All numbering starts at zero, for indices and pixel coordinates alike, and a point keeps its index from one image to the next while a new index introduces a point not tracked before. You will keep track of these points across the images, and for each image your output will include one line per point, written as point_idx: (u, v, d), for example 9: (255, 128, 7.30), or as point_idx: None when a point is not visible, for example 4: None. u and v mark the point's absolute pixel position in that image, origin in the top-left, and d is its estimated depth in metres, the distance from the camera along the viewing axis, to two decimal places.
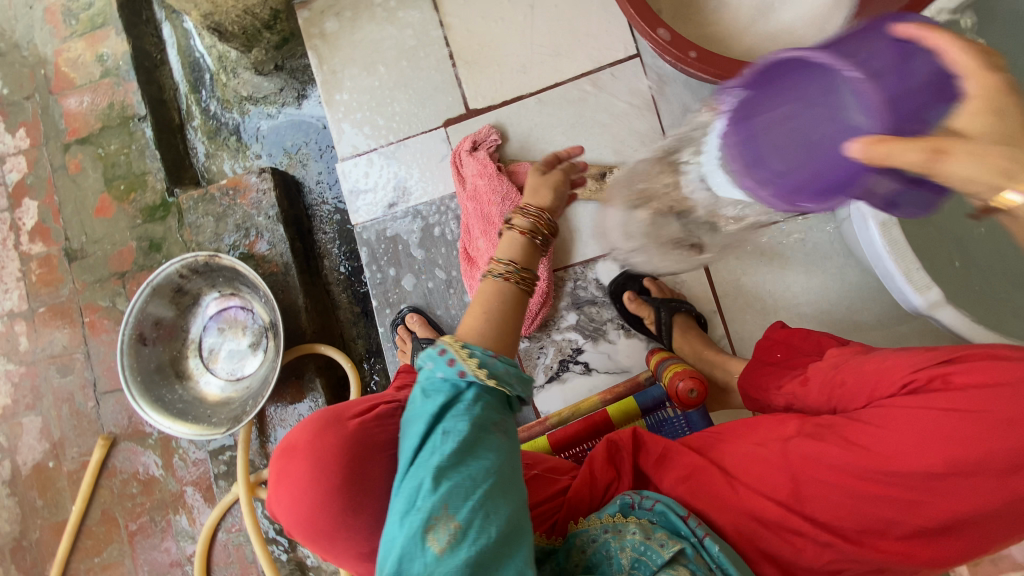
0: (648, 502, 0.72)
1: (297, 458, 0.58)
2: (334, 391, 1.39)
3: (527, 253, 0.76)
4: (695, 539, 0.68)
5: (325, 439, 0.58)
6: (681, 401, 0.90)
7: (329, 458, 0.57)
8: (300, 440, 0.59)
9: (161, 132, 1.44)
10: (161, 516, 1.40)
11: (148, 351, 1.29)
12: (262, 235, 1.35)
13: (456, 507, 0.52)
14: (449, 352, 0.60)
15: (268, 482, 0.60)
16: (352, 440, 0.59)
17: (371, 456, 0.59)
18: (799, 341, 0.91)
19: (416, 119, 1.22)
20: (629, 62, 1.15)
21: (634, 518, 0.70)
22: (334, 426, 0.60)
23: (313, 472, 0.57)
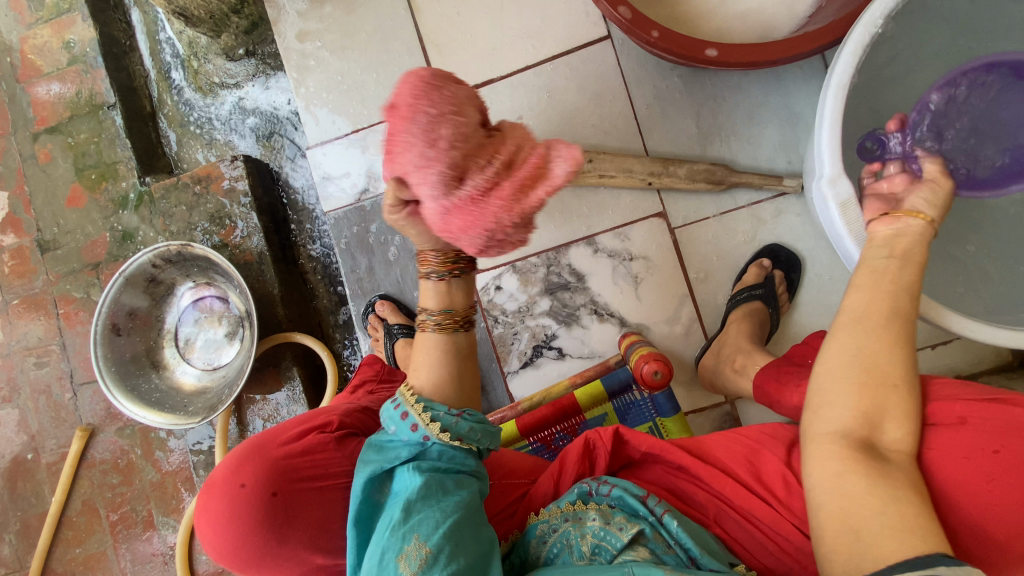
0: (604, 489, 0.78)
1: (218, 494, 0.68)
2: (313, 381, 1.39)
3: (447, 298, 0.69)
4: (653, 518, 0.74)
5: (241, 477, 0.67)
6: (646, 383, 0.90)
7: (250, 493, 0.66)
8: (223, 475, 0.69)
9: (131, 120, 1.42)
10: (142, 506, 1.41)
11: (122, 342, 1.29)
12: (236, 224, 1.34)
13: (424, 534, 0.59)
14: (404, 408, 0.66)
15: (199, 513, 0.69)
16: (269, 469, 0.68)
17: (290, 490, 0.67)
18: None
19: (386, 104, 1.21)
20: (600, 44, 1.14)
21: (593, 505, 0.75)
22: (256, 457, 0.69)
23: (234, 503, 0.66)
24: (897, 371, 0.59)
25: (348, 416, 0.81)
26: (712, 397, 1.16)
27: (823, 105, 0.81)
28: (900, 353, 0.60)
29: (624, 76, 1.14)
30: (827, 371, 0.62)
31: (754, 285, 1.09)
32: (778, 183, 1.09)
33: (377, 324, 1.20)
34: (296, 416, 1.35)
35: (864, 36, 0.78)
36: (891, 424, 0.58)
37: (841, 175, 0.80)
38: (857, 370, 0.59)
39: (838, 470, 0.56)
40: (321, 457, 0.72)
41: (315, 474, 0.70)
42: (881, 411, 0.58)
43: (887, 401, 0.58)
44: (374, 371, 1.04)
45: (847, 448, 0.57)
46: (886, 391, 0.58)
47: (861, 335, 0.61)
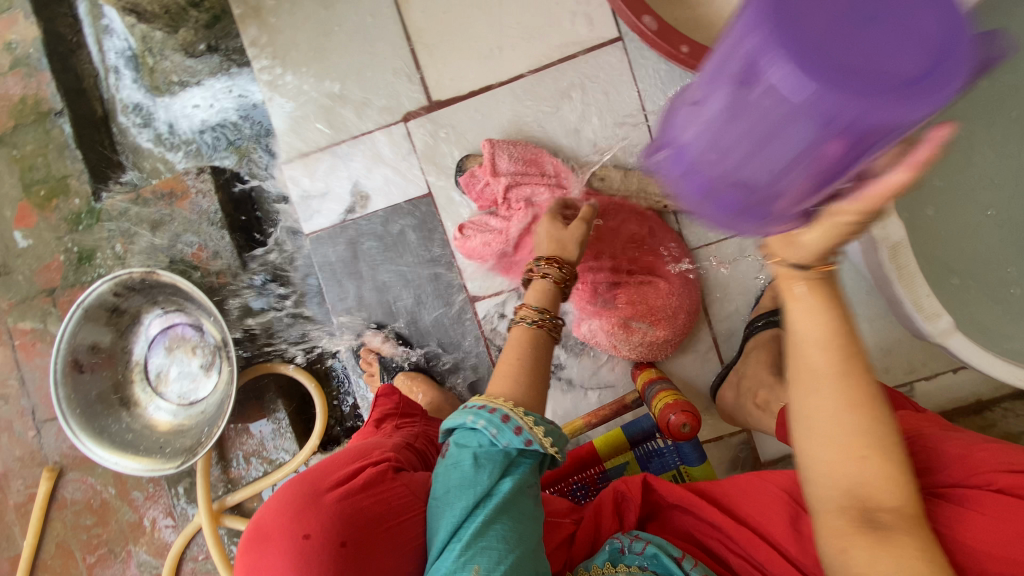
0: (637, 547, 0.72)
1: (272, 549, 0.57)
2: (300, 411, 1.30)
3: (549, 301, 0.80)
4: None
5: (304, 525, 0.57)
6: (672, 434, 0.82)
7: (319, 544, 0.56)
8: (275, 525, 0.58)
9: (82, 127, 1.26)
10: (120, 548, 1.32)
11: (86, 379, 1.17)
12: (206, 244, 1.22)
13: (484, 563, 0.59)
14: (510, 417, 0.66)
15: (246, 568, 0.58)
16: (338, 510, 0.59)
17: (361, 536, 0.59)
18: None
19: (371, 113, 1.08)
20: (610, 46, 1.02)
21: (624, 567, 0.70)
22: (315, 504, 0.59)
23: (300, 561, 0.56)
24: (866, 441, 0.50)
25: (398, 453, 0.75)
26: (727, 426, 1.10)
27: None
28: (857, 414, 0.50)
29: (637, 83, 1.02)
30: (796, 444, 0.54)
31: (775, 311, 1.02)
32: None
33: (371, 358, 1.11)
34: (282, 450, 1.26)
35: None
36: (883, 491, 0.50)
37: (890, 214, 0.71)
38: (827, 445, 0.51)
39: (842, 546, 0.50)
40: (382, 493, 0.65)
41: (381, 514, 0.62)
42: (863, 487, 0.50)
43: (862, 472, 0.50)
44: (392, 405, 0.90)
45: (849, 522, 0.50)
46: (853, 464, 0.50)
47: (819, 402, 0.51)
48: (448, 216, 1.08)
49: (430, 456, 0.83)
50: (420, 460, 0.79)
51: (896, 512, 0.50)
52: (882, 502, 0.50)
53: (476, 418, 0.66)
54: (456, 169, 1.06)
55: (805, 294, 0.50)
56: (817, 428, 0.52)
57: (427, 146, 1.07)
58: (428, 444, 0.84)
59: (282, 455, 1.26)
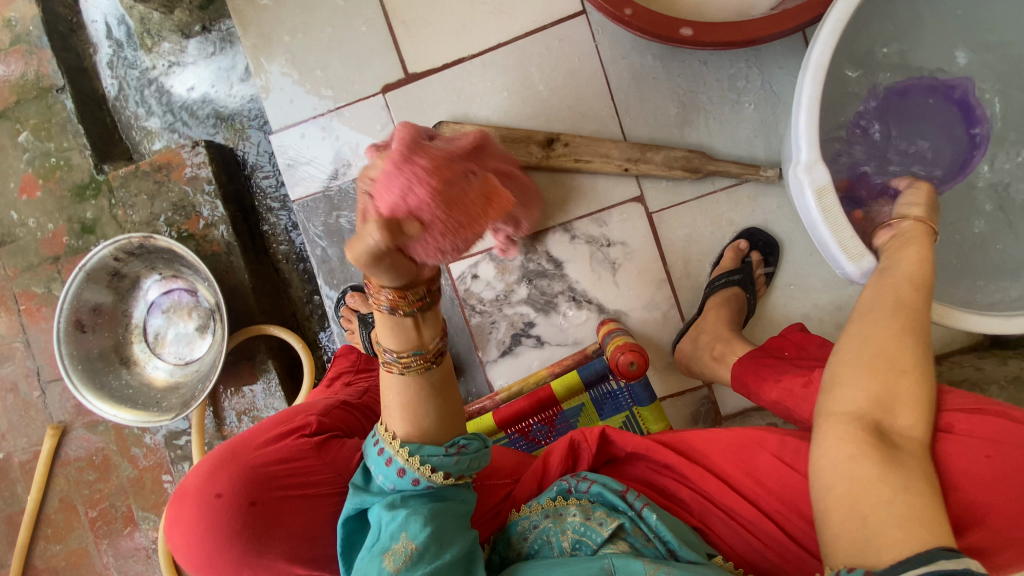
0: (584, 485, 0.78)
1: (192, 505, 0.66)
2: (289, 373, 1.37)
3: (411, 337, 0.57)
4: (633, 512, 0.74)
5: (215, 486, 0.65)
6: (622, 373, 0.88)
7: (227, 504, 0.64)
8: (196, 484, 0.67)
9: (83, 103, 1.34)
10: (120, 502, 1.39)
11: (88, 339, 1.25)
12: (201, 213, 1.29)
13: (414, 531, 0.58)
14: (387, 452, 0.61)
15: (176, 521, 0.67)
16: (249, 470, 0.66)
17: (269, 499, 0.65)
18: (814, 347, 0.88)
19: (352, 85, 1.15)
20: (574, 20, 1.09)
21: (574, 500, 0.76)
22: (229, 465, 0.67)
23: (210, 514, 0.64)
24: (909, 358, 0.60)
25: (328, 416, 0.78)
26: (690, 381, 1.16)
27: (801, 85, 0.78)
28: (907, 339, 0.61)
29: (600, 54, 1.09)
30: (839, 360, 0.64)
31: (732, 270, 1.08)
32: (756, 173, 1.06)
33: (350, 316, 1.15)
34: (273, 409, 1.34)
35: (845, 13, 0.75)
36: (903, 412, 0.58)
37: (818, 161, 0.77)
38: (868, 357, 0.61)
39: (851, 453, 0.56)
40: (298, 465, 0.69)
41: (292, 483, 0.67)
42: (893, 397, 0.58)
43: (896, 388, 0.59)
44: (350, 362, 1.01)
45: (861, 431, 0.57)
46: (894, 376, 0.59)
47: (873, 320, 0.64)
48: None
49: (375, 414, 0.88)
50: (359, 420, 0.83)
51: (907, 434, 0.57)
52: (896, 423, 0.58)
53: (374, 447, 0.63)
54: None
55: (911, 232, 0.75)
56: (869, 344, 0.62)
57: (406, 115, 1.14)
58: (371, 401, 0.90)
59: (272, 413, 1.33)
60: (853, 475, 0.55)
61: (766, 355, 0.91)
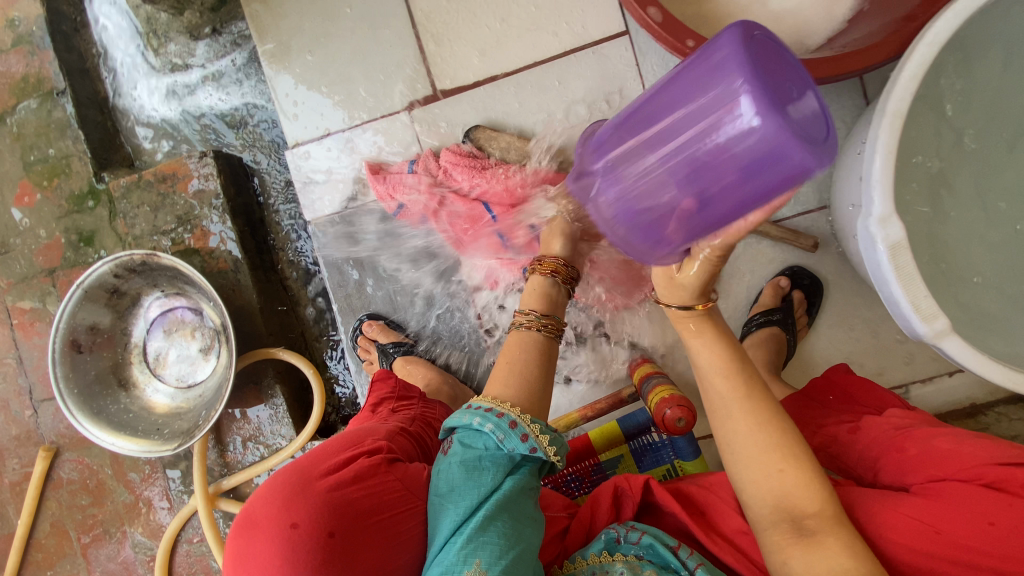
0: (632, 536, 0.73)
1: (260, 538, 0.56)
2: (296, 397, 1.30)
3: (547, 303, 0.84)
4: (685, 572, 0.69)
5: (292, 513, 0.56)
6: (667, 428, 0.82)
7: (308, 534, 0.55)
8: (263, 513, 0.57)
9: (83, 107, 1.25)
10: (115, 529, 1.32)
11: (85, 360, 1.17)
12: (207, 229, 1.21)
13: (485, 558, 0.59)
14: (509, 416, 0.69)
15: (230, 553, 0.58)
16: (326, 495, 0.59)
17: (352, 528, 0.58)
18: (862, 394, 0.87)
19: (375, 101, 1.08)
20: (616, 40, 1.02)
21: (620, 556, 0.71)
22: (303, 492, 0.59)
23: (286, 547, 0.55)
24: (777, 454, 0.64)
25: (391, 441, 0.74)
26: None
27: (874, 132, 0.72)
28: (763, 430, 0.66)
29: (642, 77, 1.02)
30: (732, 471, 0.67)
31: (771, 309, 1.03)
32: (796, 239, 1.02)
33: (369, 345, 1.09)
34: (279, 435, 1.27)
35: (927, 57, 0.69)
36: (805, 497, 0.61)
37: (892, 215, 0.71)
38: (748, 459, 0.65)
39: (784, 558, 0.60)
40: (374, 485, 0.64)
41: (372, 508, 0.61)
42: (787, 495, 0.62)
43: (784, 485, 0.62)
44: (389, 388, 0.91)
45: (784, 534, 0.60)
46: (775, 476, 0.63)
47: (732, 429, 0.67)
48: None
49: (427, 442, 0.82)
50: (416, 447, 0.79)
51: (826, 520, 0.60)
52: (811, 514, 0.61)
53: (483, 419, 0.68)
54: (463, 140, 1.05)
55: (695, 329, 0.74)
56: (741, 448, 0.66)
57: (431, 135, 1.07)
58: (421, 429, 0.83)
59: (278, 440, 1.27)
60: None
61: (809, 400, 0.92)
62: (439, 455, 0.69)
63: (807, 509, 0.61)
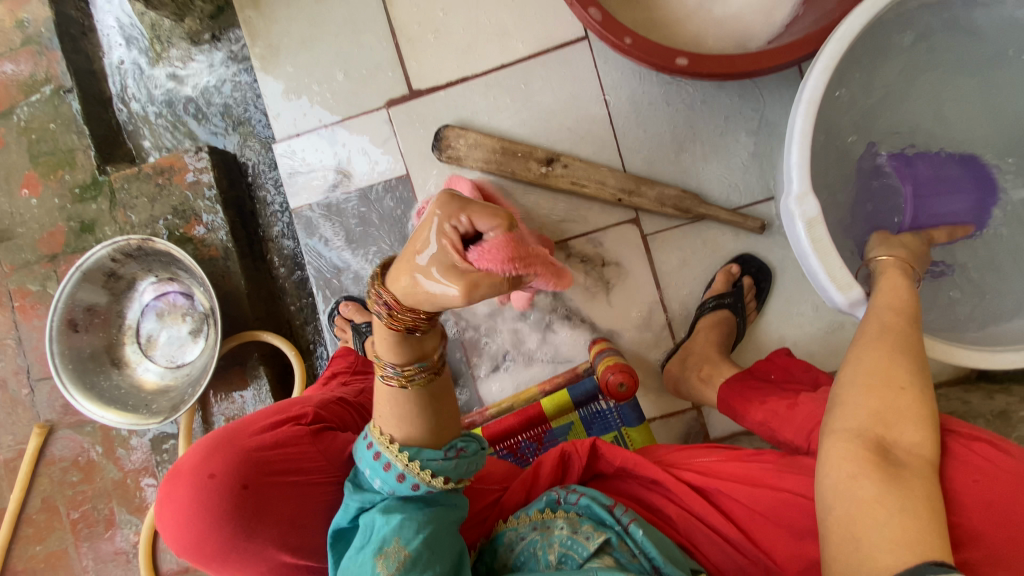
0: (572, 497, 0.79)
1: (182, 484, 0.62)
2: (280, 379, 1.37)
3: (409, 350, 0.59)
4: (620, 527, 0.75)
5: (210, 466, 0.61)
6: (611, 393, 0.89)
7: (220, 485, 0.60)
8: (189, 464, 0.63)
9: (89, 105, 1.35)
10: (103, 505, 1.38)
11: (80, 338, 1.24)
12: (200, 218, 1.30)
13: (406, 534, 0.58)
14: (380, 452, 0.61)
15: (161, 502, 0.63)
16: (246, 453, 0.63)
17: (263, 484, 0.61)
18: (800, 371, 0.91)
19: (356, 98, 1.17)
20: (577, 44, 1.11)
21: (562, 513, 0.77)
22: (226, 448, 0.63)
23: (201, 497, 0.60)
24: (901, 375, 0.62)
25: (323, 408, 0.76)
26: (679, 403, 1.17)
27: (793, 121, 0.80)
28: (902, 361, 0.63)
29: (601, 78, 1.12)
30: (838, 383, 0.66)
31: (723, 293, 1.09)
32: (744, 222, 1.09)
33: (345, 325, 1.16)
34: None
35: (836, 52, 0.77)
36: (903, 428, 0.59)
37: (808, 193, 0.79)
38: (864, 376, 0.63)
39: (852, 472, 0.57)
40: (294, 451, 0.65)
41: (289, 468, 0.64)
42: (892, 411, 0.60)
43: (895, 403, 0.60)
44: (347, 363, 0.96)
45: (865, 448, 0.58)
46: (891, 393, 0.61)
47: (863, 348, 0.67)
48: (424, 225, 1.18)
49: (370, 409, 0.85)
50: (354, 414, 0.80)
51: (911, 451, 0.58)
52: (898, 437, 0.58)
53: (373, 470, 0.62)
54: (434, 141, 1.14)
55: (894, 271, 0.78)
56: (866, 366, 0.64)
57: (408, 130, 1.16)
58: (369, 399, 0.86)
59: None
60: (852, 496, 0.56)
61: (752, 377, 0.95)
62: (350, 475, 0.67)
63: (904, 438, 0.58)
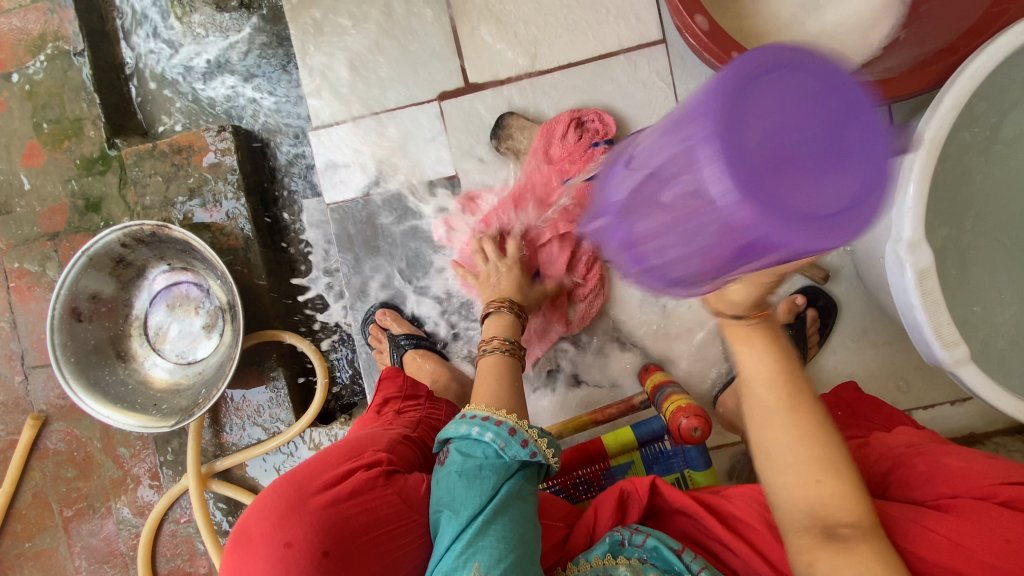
0: (637, 539, 0.73)
1: (254, 555, 0.54)
2: (298, 382, 1.28)
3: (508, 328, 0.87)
4: (689, 574, 0.69)
5: (285, 533, 0.53)
6: (683, 438, 0.82)
7: (300, 555, 0.52)
8: (258, 528, 0.55)
9: (101, 71, 1.22)
10: (100, 503, 1.29)
11: (83, 329, 1.14)
12: (220, 204, 1.19)
13: (485, 562, 0.56)
14: (506, 424, 0.66)
15: (226, 572, 0.55)
16: (324, 513, 0.55)
17: (348, 547, 0.54)
18: (871, 411, 0.90)
19: (405, 89, 1.07)
20: (652, 47, 1.02)
21: (624, 559, 0.71)
22: (299, 509, 0.55)
23: (279, 569, 0.52)
24: (818, 465, 0.58)
25: (394, 451, 0.69)
26: (727, 436, 1.10)
27: (910, 159, 0.73)
28: (807, 443, 0.58)
29: (675, 87, 1.03)
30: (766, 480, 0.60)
31: (784, 323, 1.04)
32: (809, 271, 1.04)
33: (380, 334, 1.07)
34: (277, 419, 1.25)
35: (965, 89, 0.70)
36: (843, 505, 0.56)
37: (921, 241, 0.72)
38: (792, 463, 0.58)
39: (808, 559, 0.55)
40: (373, 501, 0.59)
41: (369, 524, 0.57)
42: (823, 500, 0.57)
43: (824, 491, 0.57)
44: (397, 387, 0.86)
45: (814, 538, 0.55)
46: (816, 483, 0.57)
47: (772, 434, 0.59)
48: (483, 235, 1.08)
49: (433, 445, 0.78)
50: (421, 455, 0.74)
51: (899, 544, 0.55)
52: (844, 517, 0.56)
53: (482, 429, 0.65)
54: (495, 127, 1.04)
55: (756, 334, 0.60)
56: (778, 458, 0.59)
57: (459, 128, 1.06)
58: (429, 434, 0.79)
59: (276, 424, 1.25)
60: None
61: None
62: (437, 468, 0.66)
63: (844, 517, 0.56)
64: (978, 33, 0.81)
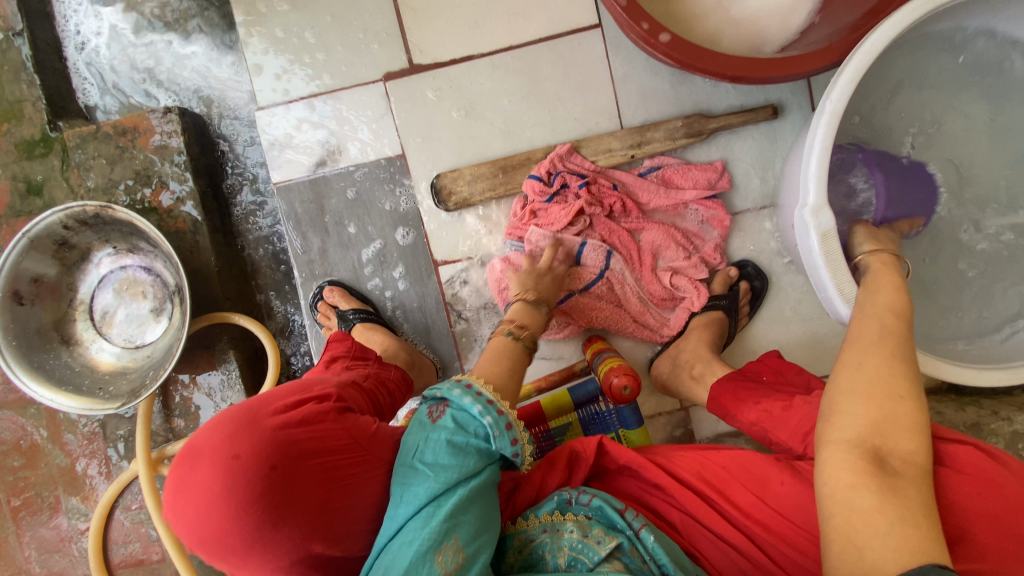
0: (583, 498, 0.74)
1: (202, 467, 0.55)
2: (250, 364, 1.28)
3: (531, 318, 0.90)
4: (630, 532, 0.71)
5: (236, 446, 0.56)
6: (614, 396, 0.87)
7: (250, 465, 0.55)
8: (208, 443, 0.56)
9: (42, 51, 1.21)
10: (48, 492, 1.27)
11: (25, 312, 1.12)
12: (167, 185, 1.19)
13: (463, 534, 0.60)
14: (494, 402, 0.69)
15: (172, 481, 0.56)
16: (276, 433, 0.59)
17: (294, 464, 0.57)
18: (792, 374, 0.88)
19: (351, 69, 1.09)
20: (589, 31, 1.07)
21: (571, 515, 0.72)
22: (250, 427, 0.58)
23: (228, 479, 0.54)
24: (901, 382, 0.61)
25: (342, 392, 0.74)
26: (669, 404, 1.16)
27: (815, 130, 0.79)
28: (896, 367, 0.62)
29: (612, 70, 1.07)
30: (836, 393, 0.63)
31: (718, 295, 1.07)
32: (755, 114, 1.05)
33: (330, 311, 1.08)
34: (230, 402, 1.25)
35: (862, 64, 0.76)
36: (899, 438, 0.58)
37: (823, 205, 0.78)
38: (863, 385, 0.61)
39: (851, 481, 0.56)
40: (321, 430, 0.63)
41: (318, 448, 0.61)
42: (890, 421, 0.58)
43: (894, 412, 0.59)
44: (346, 348, 0.89)
45: (861, 459, 0.57)
46: (891, 402, 0.59)
47: (858, 348, 0.65)
48: (454, 240, 1.10)
49: (377, 400, 0.82)
50: (366, 402, 0.78)
51: (907, 460, 0.57)
52: (895, 447, 0.58)
53: (480, 406, 0.68)
54: (434, 199, 1.09)
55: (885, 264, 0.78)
56: (857, 375, 0.62)
57: (404, 107, 1.09)
58: (377, 388, 0.83)
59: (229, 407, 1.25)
60: (853, 506, 0.55)
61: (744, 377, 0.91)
62: (425, 422, 0.68)
63: (897, 447, 0.58)
64: (879, 16, 0.87)
